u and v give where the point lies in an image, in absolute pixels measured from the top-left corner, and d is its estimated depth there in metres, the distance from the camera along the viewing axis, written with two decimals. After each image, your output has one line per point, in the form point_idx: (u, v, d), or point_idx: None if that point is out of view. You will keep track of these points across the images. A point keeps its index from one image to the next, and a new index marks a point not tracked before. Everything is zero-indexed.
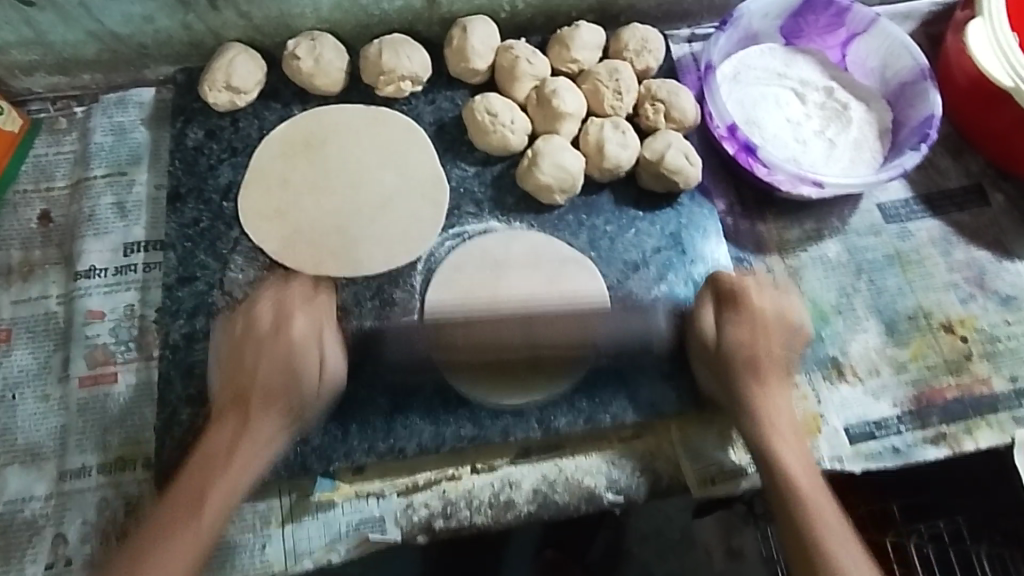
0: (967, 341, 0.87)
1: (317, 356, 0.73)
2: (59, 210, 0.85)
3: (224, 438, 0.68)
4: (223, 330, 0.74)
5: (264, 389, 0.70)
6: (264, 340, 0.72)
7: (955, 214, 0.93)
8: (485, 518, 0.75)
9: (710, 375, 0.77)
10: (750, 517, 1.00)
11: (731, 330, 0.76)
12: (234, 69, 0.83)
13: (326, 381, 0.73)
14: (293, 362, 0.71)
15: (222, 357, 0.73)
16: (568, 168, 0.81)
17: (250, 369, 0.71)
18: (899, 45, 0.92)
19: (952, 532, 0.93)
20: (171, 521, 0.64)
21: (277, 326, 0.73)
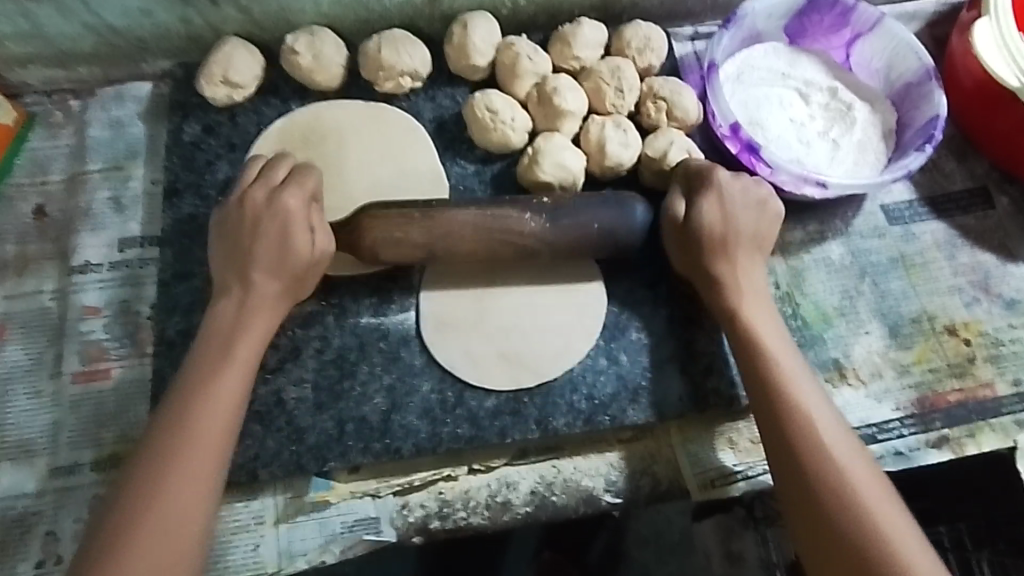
0: (971, 345, 0.86)
1: (307, 224, 0.71)
2: (55, 205, 0.84)
3: (226, 325, 0.68)
4: (220, 209, 0.73)
5: (260, 261, 0.70)
6: (258, 220, 0.71)
7: (959, 216, 0.92)
8: (481, 519, 0.74)
9: (693, 270, 0.75)
10: (749, 520, 0.92)
11: (704, 206, 0.74)
12: (232, 64, 0.82)
13: (316, 252, 0.72)
14: (286, 237, 0.70)
15: (217, 245, 0.71)
16: (568, 166, 0.80)
17: (253, 228, 0.70)
18: (904, 45, 0.91)
19: (953, 538, 0.92)
20: (173, 450, 0.61)
21: (269, 200, 0.72)
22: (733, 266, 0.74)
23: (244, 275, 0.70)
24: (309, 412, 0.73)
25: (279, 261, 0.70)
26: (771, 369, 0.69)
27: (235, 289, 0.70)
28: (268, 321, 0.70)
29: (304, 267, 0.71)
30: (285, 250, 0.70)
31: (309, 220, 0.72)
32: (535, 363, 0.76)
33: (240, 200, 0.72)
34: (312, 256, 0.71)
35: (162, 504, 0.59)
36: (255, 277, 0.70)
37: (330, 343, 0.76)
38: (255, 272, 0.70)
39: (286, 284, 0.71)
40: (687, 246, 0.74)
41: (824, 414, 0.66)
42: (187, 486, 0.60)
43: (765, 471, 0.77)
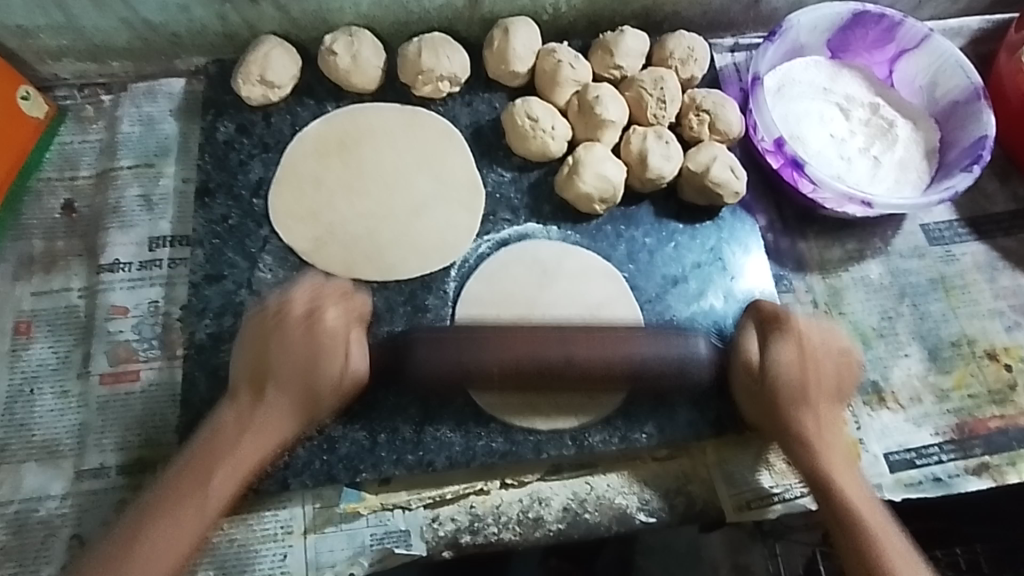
0: (1011, 371, 0.84)
1: (342, 350, 0.68)
2: (84, 200, 0.82)
3: (234, 428, 0.65)
4: (253, 315, 0.70)
5: (279, 373, 0.67)
6: (292, 326, 0.68)
7: (1001, 238, 0.91)
8: (512, 535, 0.73)
9: (749, 403, 0.73)
10: (757, 534, 0.99)
11: (780, 349, 0.71)
12: (270, 63, 0.81)
13: (348, 374, 0.69)
14: (315, 360, 0.67)
15: (244, 353, 0.68)
16: (609, 177, 0.78)
17: (265, 359, 0.67)
18: (951, 63, 0.90)
19: (970, 560, 0.92)
20: (182, 493, 0.62)
21: (307, 315, 0.69)
22: (799, 348, 0.72)
23: (259, 390, 0.67)
24: (340, 421, 0.72)
25: (307, 382, 0.67)
26: (825, 468, 0.68)
27: (245, 401, 0.66)
28: (259, 447, 0.65)
29: (330, 398, 0.68)
30: (312, 378, 0.67)
31: (344, 352, 0.68)
32: (560, 406, 0.74)
33: (275, 309, 0.70)
34: (342, 378, 0.68)
35: (152, 541, 0.59)
36: (268, 397, 0.66)
37: None
38: (271, 387, 0.66)
39: (303, 401, 0.67)
40: (755, 381, 0.72)
41: (871, 506, 0.67)
42: (187, 525, 0.61)
43: (802, 494, 0.75)
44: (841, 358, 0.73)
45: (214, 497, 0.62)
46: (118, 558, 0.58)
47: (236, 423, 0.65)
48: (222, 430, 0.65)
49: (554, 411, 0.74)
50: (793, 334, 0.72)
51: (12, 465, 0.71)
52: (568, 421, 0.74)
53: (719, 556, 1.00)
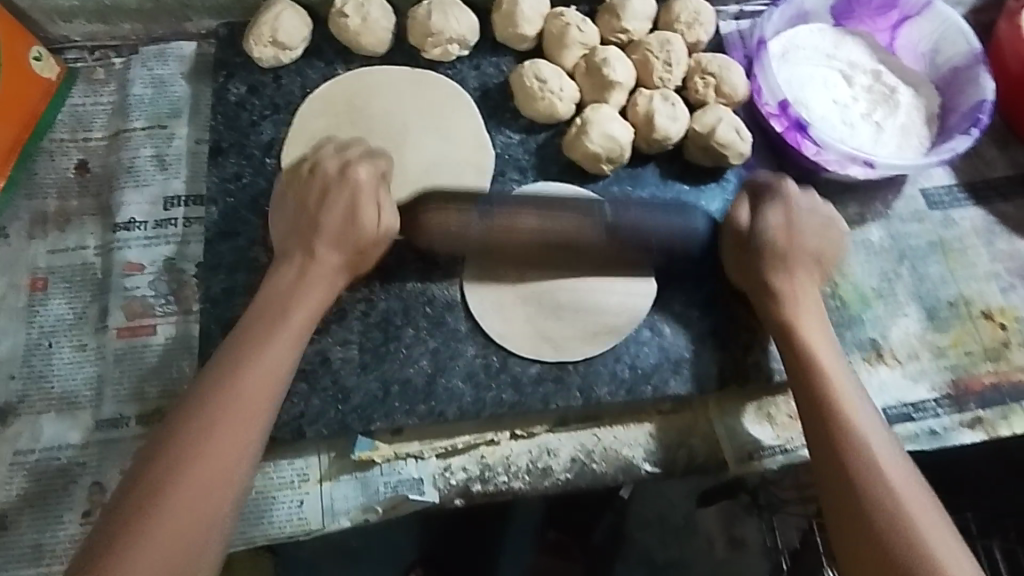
0: (1006, 330, 0.86)
1: (375, 206, 0.72)
2: (97, 160, 0.83)
3: (249, 361, 0.64)
4: (286, 173, 0.75)
5: (322, 242, 0.71)
6: (328, 188, 0.72)
7: (999, 204, 0.92)
8: (522, 484, 0.75)
9: (738, 265, 0.76)
10: (752, 507, 1.10)
11: (772, 216, 0.75)
12: (280, 24, 0.82)
13: (382, 228, 0.72)
14: (353, 212, 0.71)
15: (285, 208, 0.73)
16: (617, 137, 0.80)
17: (312, 214, 0.71)
18: (953, 29, 0.91)
19: (961, 525, 0.97)
20: (211, 416, 0.61)
21: (340, 171, 0.73)
22: (784, 277, 0.75)
23: (310, 253, 0.71)
24: (354, 372, 0.74)
25: (345, 233, 0.71)
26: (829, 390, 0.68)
27: (296, 258, 0.71)
28: (292, 345, 0.66)
29: (369, 248, 0.72)
30: (352, 221, 0.71)
31: (376, 202, 0.72)
32: (564, 340, 0.76)
33: (308, 165, 0.74)
34: (377, 237, 0.72)
35: (185, 484, 0.58)
36: (306, 284, 0.69)
37: (375, 306, 0.76)
38: (320, 240, 0.71)
39: (346, 263, 0.71)
40: (743, 248, 0.75)
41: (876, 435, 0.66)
42: (217, 467, 0.59)
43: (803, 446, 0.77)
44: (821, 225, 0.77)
45: (256, 416, 0.63)
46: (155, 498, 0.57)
47: (251, 341, 0.65)
48: (246, 345, 0.65)
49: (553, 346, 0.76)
50: (780, 200, 0.76)
51: (32, 415, 0.73)
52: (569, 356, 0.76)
53: (715, 529, 1.12)
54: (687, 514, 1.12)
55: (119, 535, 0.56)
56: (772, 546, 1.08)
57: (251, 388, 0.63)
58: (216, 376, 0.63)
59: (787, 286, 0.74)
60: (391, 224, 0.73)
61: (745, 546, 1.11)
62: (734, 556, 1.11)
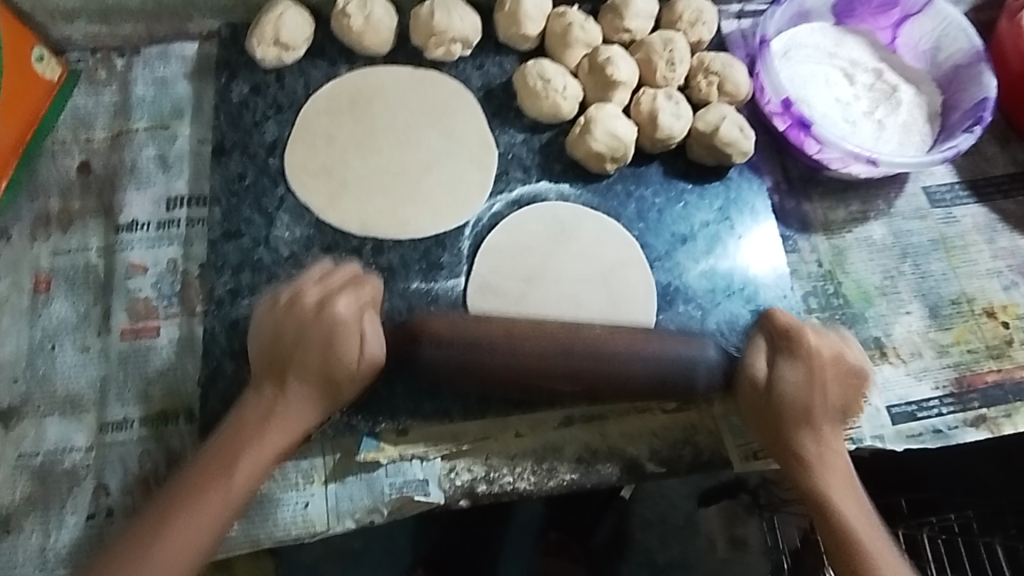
0: (1009, 328, 0.86)
1: (355, 339, 0.67)
2: (99, 161, 0.83)
3: (225, 458, 0.64)
4: (265, 308, 0.70)
5: (301, 358, 0.67)
6: (305, 328, 0.67)
7: (1000, 201, 0.93)
8: (527, 484, 0.75)
9: (759, 426, 0.72)
10: (754, 507, 1.11)
11: (787, 370, 0.70)
12: (283, 24, 0.81)
13: (363, 361, 0.68)
14: (329, 346, 0.67)
15: (257, 334, 0.68)
16: (621, 136, 0.80)
17: (285, 351, 0.67)
18: (955, 26, 0.91)
19: (962, 523, 0.99)
20: (196, 490, 0.62)
21: (318, 307, 0.68)
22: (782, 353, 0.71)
23: (279, 381, 0.67)
24: None
25: (321, 381, 0.67)
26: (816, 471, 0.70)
27: (268, 393, 0.67)
28: (284, 439, 0.66)
29: (344, 384, 0.68)
30: (330, 360, 0.67)
31: (359, 338, 0.67)
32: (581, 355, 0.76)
33: (285, 302, 0.69)
34: (354, 369, 0.67)
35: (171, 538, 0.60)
36: (291, 389, 0.67)
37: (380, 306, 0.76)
38: (290, 375, 0.67)
39: (320, 386, 0.67)
40: (765, 413, 0.71)
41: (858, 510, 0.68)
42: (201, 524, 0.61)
43: None
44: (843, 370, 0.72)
45: (238, 484, 0.63)
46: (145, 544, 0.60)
47: (241, 437, 0.65)
48: (242, 422, 0.66)
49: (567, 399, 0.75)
50: (803, 356, 0.71)
51: (36, 417, 0.73)
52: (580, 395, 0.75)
53: (716, 528, 1.12)
54: (688, 514, 1.12)
55: (116, 566, 0.59)
56: (773, 546, 1.09)
57: (240, 465, 0.64)
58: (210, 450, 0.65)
59: (803, 388, 0.70)
60: (376, 354, 0.68)
61: (746, 547, 1.11)
62: (736, 557, 1.11)
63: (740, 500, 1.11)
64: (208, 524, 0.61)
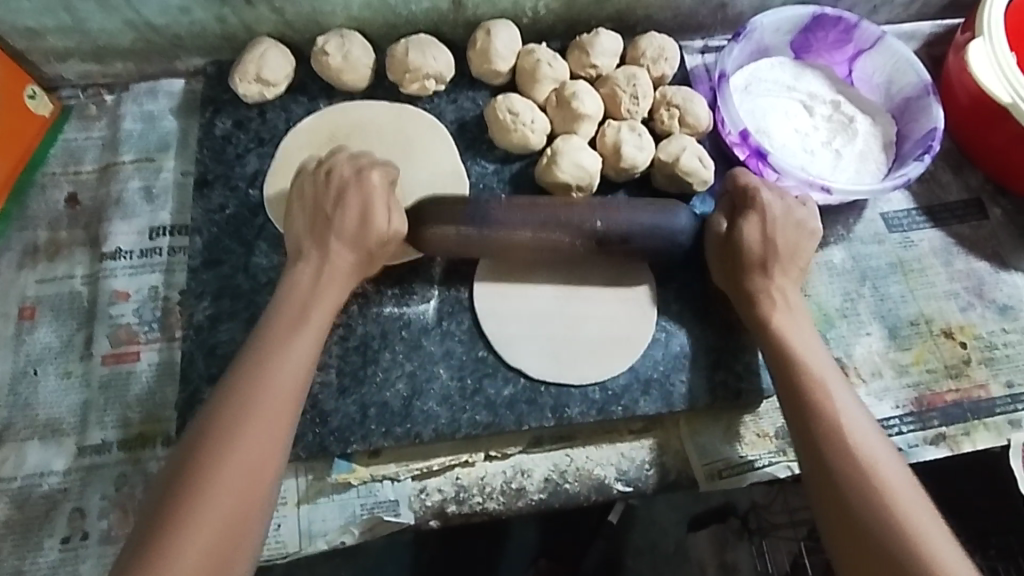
0: (966, 348, 0.89)
1: (386, 206, 0.75)
2: (87, 193, 0.86)
3: (280, 333, 0.68)
4: (304, 174, 0.77)
5: (338, 230, 0.73)
6: (344, 186, 0.74)
7: (955, 225, 0.97)
8: (497, 505, 0.77)
9: (727, 269, 0.78)
10: (744, 533, 1.11)
11: (746, 224, 0.77)
12: (265, 62, 0.86)
13: (391, 230, 0.74)
14: (365, 207, 0.73)
15: (296, 217, 0.75)
16: (586, 167, 0.84)
17: (327, 217, 0.73)
18: (904, 61, 0.96)
19: None
20: (216, 451, 0.60)
21: (357, 172, 0.75)
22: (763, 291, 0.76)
23: (307, 305, 0.70)
24: (333, 396, 0.76)
25: (359, 237, 0.73)
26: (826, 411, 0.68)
27: (312, 254, 0.73)
28: (292, 374, 0.66)
29: (379, 248, 0.74)
30: (366, 228, 0.73)
31: (388, 203, 0.75)
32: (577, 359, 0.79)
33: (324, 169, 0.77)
34: (388, 236, 0.74)
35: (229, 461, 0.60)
36: (311, 319, 0.69)
37: (353, 331, 0.79)
38: (331, 240, 0.73)
39: (359, 259, 0.74)
40: (728, 255, 0.78)
41: (877, 452, 0.66)
42: (262, 436, 0.62)
43: (770, 464, 0.80)
44: (795, 227, 0.78)
45: (260, 433, 0.62)
46: (180, 517, 0.57)
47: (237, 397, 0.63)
48: (246, 366, 0.65)
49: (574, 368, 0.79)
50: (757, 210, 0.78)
51: (17, 442, 0.75)
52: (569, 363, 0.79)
53: (706, 556, 1.11)
54: (679, 541, 1.12)
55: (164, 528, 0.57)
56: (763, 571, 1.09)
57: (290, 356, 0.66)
58: (215, 410, 0.63)
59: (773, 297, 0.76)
60: (400, 227, 0.75)
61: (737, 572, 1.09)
62: None
63: (730, 525, 1.11)
64: (251, 490, 0.60)
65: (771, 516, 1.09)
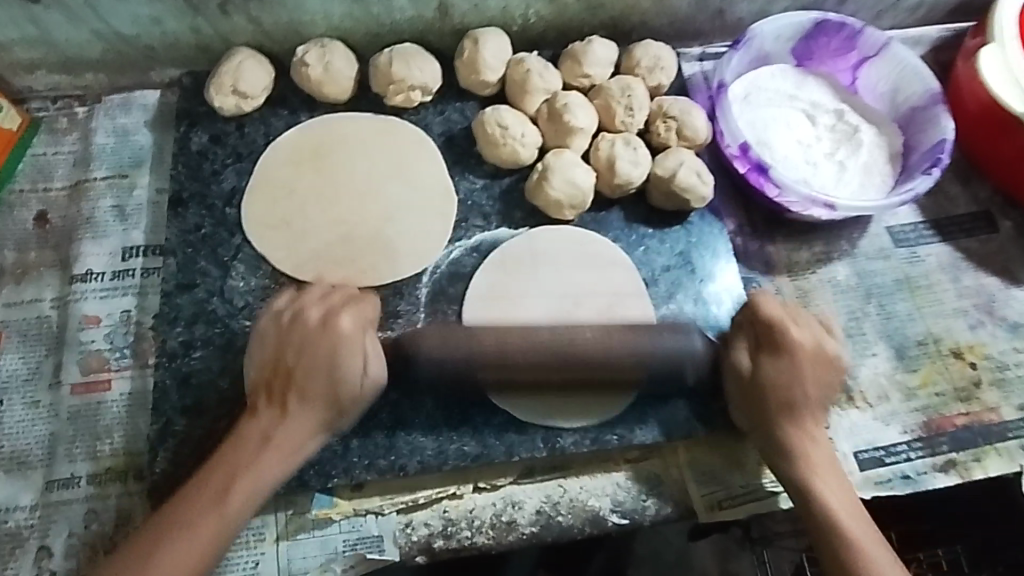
0: (976, 369, 0.86)
1: (360, 355, 0.69)
2: (57, 211, 0.83)
3: (257, 438, 0.66)
4: (267, 321, 0.71)
5: (308, 366, 0.68)
6: (312, 341, 0.68)
7: (963, 240, 0.93)
8: (486, 539, 0.73)
9: (742, 403, 0.73)
10: (745, 542, 1.07)
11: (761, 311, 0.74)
12: (242, 74, 0.82)
13: (367, 382, 0.69)
14: (336, 362, 0.68)
15: (263, 348, 0.69)
16: (579, 183, 0.80)
17: (288, 368, 0.67)
18: (911, 69, 0.92)
19: (950, 560, 0.97)
20: (202, 500, 0.63)
21: (322, 321, 0.69)
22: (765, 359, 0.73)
23: (280, 406, 0.67)
24: None
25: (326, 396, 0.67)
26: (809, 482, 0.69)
27: (268, 416, 0.67)
28: (279, 465, 0.65)
29: (351, 404, 0.68)
30: (334, 380, 0.68)
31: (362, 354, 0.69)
32: (584, 395, 0.76)
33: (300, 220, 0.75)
34: (361, 387, 0.68)
35: (192, 529, 0.61)
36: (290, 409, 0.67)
37: None
38: (294, 401, 0.67)
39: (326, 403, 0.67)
40: (745, 350, 0.74)
41: (845, 501, 0.68)
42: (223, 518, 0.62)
43: (772, 492, 0.76)
44: (803, 317, 0.75)
45: (231, 512, 0.62)
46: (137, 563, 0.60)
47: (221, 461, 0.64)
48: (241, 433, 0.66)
49: (577, 407, 0.75)
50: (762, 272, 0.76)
51: None
52: (572, 408, 0.75)
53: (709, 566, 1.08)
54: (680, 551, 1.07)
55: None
56: None
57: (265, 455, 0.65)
58: (204, 473, 0.64)
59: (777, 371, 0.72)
60: (376, 373, 0.69)
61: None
62: None
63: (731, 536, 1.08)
64: (218, 535, 0.62)
65: (774, 525, 1.04)
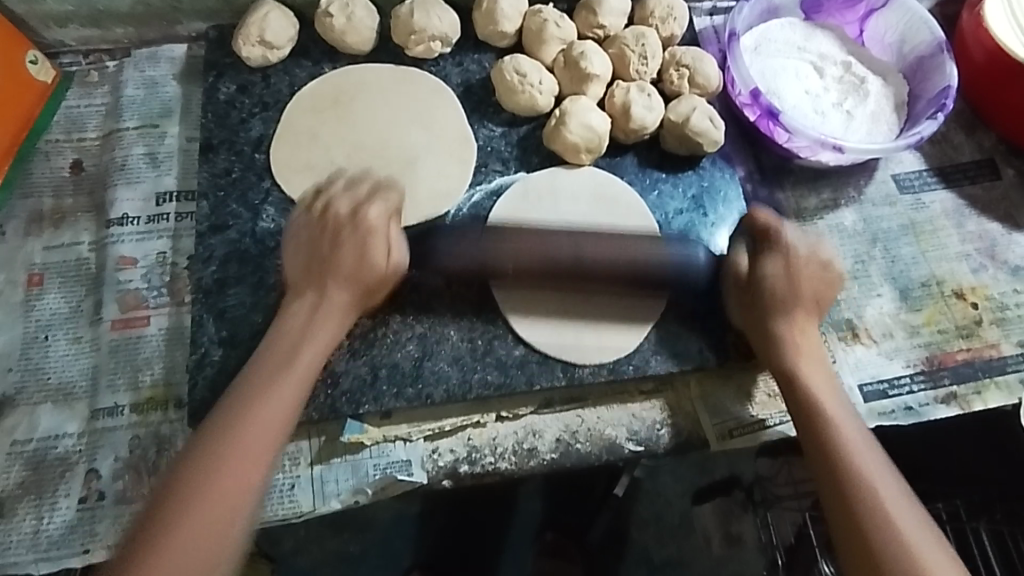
0: (977, 308, 0.89)
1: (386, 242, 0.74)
2: (91, 160, 0.86)
3: (312, 302, 0.72)
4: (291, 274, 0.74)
5: (337, 271, 0.73)
6: (341, 229, 0.74)
7: (967, 187, 0.96)
8: (508, 465, 0.76)
9: (740, 302, 0.77)
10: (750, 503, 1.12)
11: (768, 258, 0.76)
12: (267, 24, 0.85)
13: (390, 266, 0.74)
14: (363, 247, 0.73)
15: (299, 245, 0.75)
16: (595, 127, 0.83)
17: (326, 256, 0.73)
18: (917, 19, 0.95)
19: (950, 511, 1.01)
20: (232, 432, 0.64)
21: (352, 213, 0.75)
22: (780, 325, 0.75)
23: (319, 283, 0.73)
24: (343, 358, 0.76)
25: (357, 272, 0.73)
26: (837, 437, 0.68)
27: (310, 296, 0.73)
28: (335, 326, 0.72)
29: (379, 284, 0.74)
30: (362, 264, 0.73)
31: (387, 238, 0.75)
32: (603, 339, 0.79)
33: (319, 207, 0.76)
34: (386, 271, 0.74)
35: (221, 465, 0.62)
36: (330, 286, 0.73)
37: None
38: (330, 280, 0.73)
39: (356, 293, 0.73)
40: (744, 292, 0.77)
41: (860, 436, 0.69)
42: (257, 446, 0.64)
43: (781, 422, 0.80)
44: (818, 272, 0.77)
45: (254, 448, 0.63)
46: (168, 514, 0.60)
47: (239, 421, 0.64)
48: (261, 376, 0.67)
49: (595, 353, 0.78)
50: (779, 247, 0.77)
51: (30, 406, 0.75)
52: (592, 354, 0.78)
53: (711, 526, 1.18)
54: (683, 513, 1.17)
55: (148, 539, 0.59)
56: (767, 541, 1.12)
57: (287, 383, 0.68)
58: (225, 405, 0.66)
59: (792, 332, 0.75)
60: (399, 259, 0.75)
61: (742, 543, 1.17)
62: (730, 552, 1.16)
63: (735, 498, 1.17)
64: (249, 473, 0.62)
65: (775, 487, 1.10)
